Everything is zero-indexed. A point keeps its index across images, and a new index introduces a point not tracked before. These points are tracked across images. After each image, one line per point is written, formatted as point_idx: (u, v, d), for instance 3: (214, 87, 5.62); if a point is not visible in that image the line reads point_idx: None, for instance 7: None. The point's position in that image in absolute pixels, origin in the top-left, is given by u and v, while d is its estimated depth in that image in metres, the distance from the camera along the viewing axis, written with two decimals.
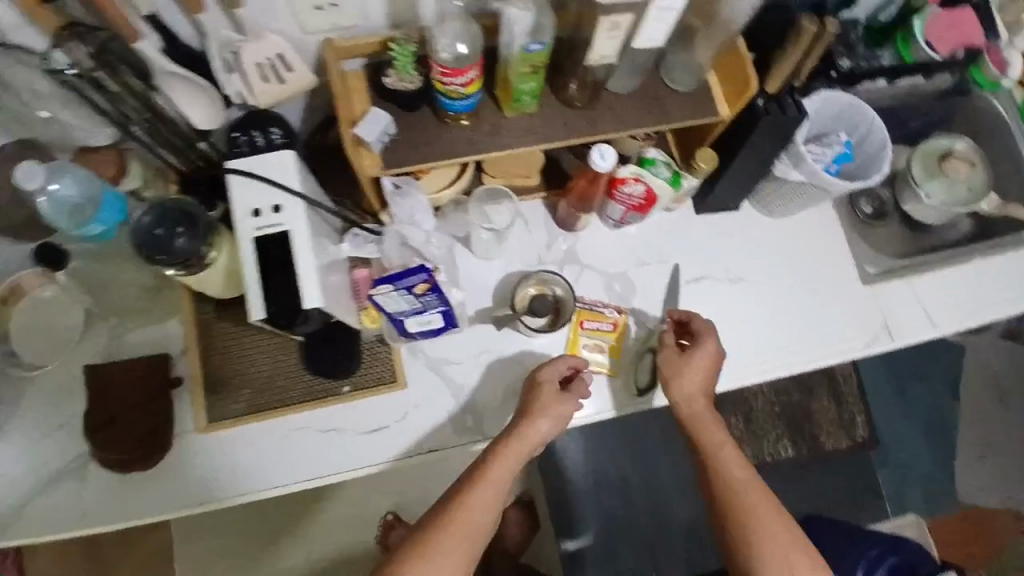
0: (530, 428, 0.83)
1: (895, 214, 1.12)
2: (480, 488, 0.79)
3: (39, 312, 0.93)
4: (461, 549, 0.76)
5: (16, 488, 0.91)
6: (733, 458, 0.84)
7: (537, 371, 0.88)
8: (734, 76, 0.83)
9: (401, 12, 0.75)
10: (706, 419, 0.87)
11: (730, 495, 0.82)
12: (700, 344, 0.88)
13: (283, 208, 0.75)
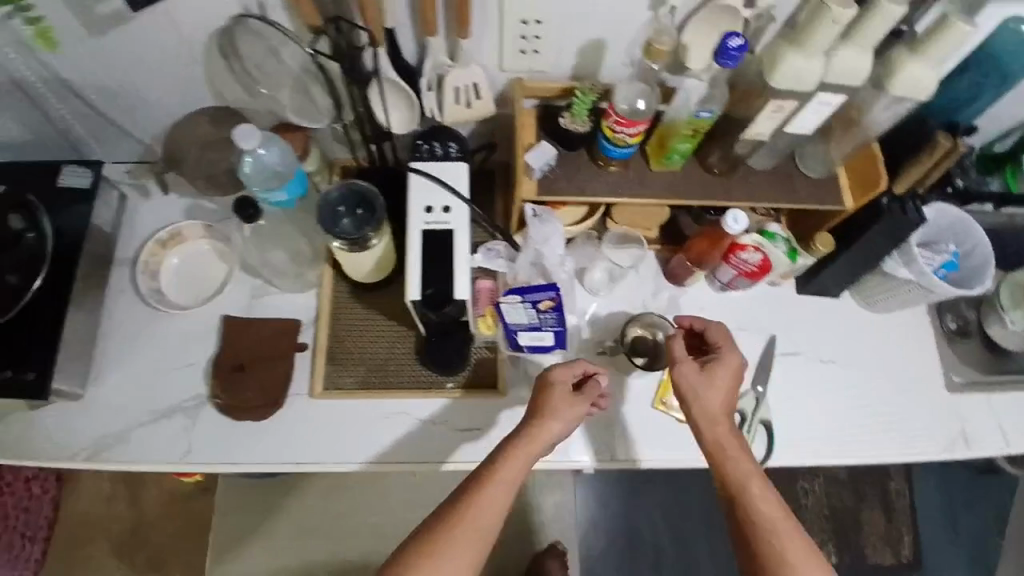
0: (542, 429, 0.79)
1: (978, 334, 1.15)
2: (489, 489, 0.74)
3: (192, 260, 1.03)
4: (467, 555, 0.71)
5: (133, 413, 0.98)
6: (756, 486, 0.75)
7: (550, 372, 0.84)
8: (863, 173, 0.91)
9: (585, 66, 0.87)
10: (729, 444, 0.79)
11: (756, 531, 0.73)
12: (721, 358, 0.84)
13: (451, 210, 0.85)
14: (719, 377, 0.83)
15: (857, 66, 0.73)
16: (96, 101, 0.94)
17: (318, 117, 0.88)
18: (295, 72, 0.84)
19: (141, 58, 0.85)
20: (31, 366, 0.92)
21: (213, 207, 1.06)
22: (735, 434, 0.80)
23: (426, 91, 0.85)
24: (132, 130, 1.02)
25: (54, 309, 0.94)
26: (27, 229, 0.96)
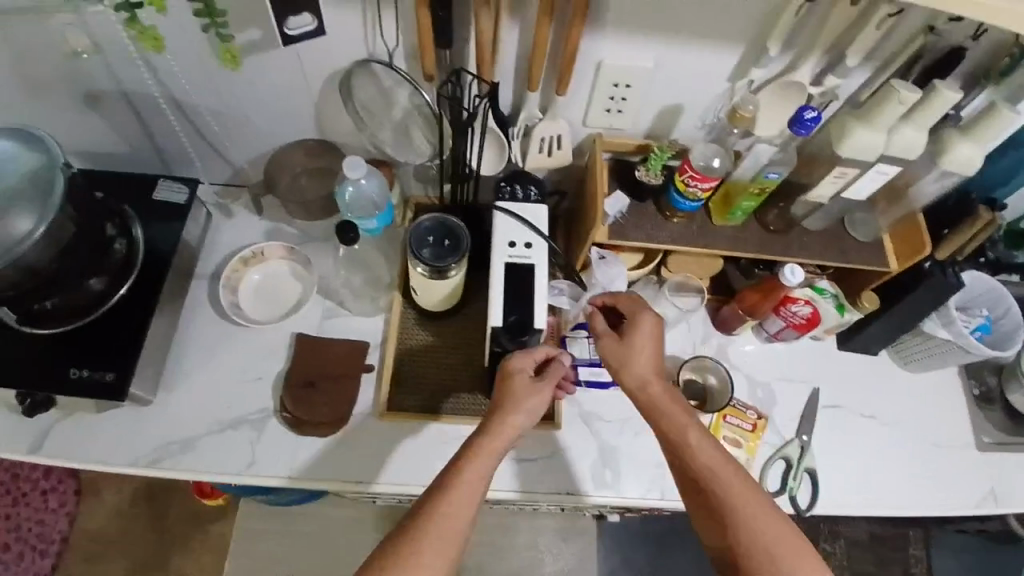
0: (504, 421, 0.79)
1: (1000, 401, 1.17)
2: (457, 493, 0.72)
3: (270, 278, 1.09)
4: (447, 550, 0.69)
5: (199, 422, 1.00)
6: (699, 443, 0.78)
7: (507, 363, 0.84)
8: (909, 240, 0.97)
9: (661, 127, 0.96)
10: (663, 402, 0.82)
11: (708, 484, 0.76)
12: (637, 321, 0.86)
13: (532, 246, 0.91)
14: (647, 342, 0.85)
15: (916, 143, 0.81)
16: (205, 124, 1.02)
17: (416, 153, 0.94)
18: (403, 112, 0.91)
19: (258, 88, 0.93)
20: (112, 367, 0.95)
21: (293, 230, 1.12)
22: (673, 398, 0.82)
23: (514, 138, 0.94)
24: (228, 153, 1.09)
25: (139, 314, 0.98)
26: (118, 236, 0.98)
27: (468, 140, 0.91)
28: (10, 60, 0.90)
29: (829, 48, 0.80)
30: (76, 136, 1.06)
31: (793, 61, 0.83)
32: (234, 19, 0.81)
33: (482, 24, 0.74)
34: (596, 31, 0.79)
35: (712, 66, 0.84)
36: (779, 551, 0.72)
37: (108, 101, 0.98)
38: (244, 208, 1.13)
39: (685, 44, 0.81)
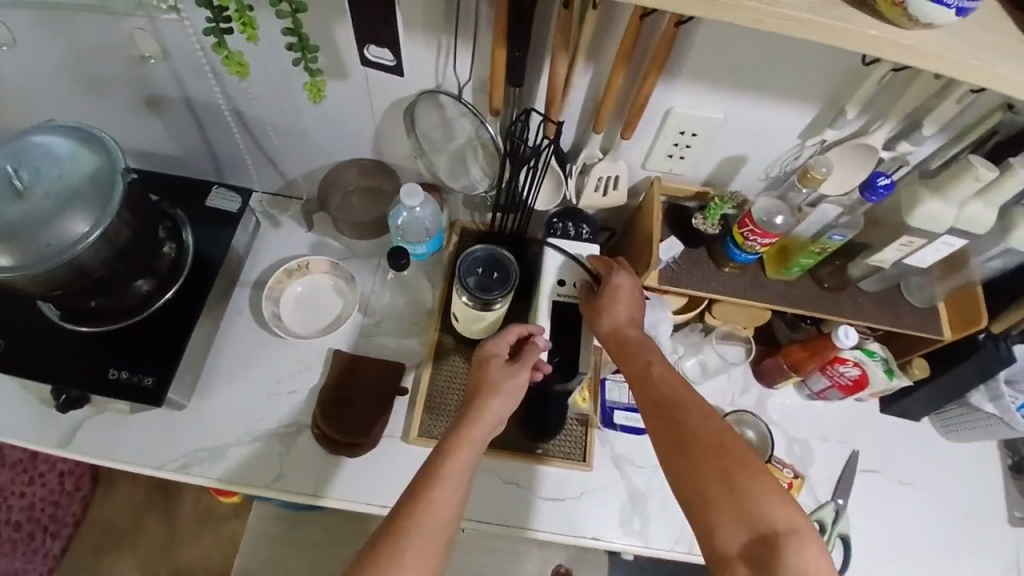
0: (484, 406, 0.78)
1: None
2: (442, 484, 0.70)
3: (313, 291, 1.09)
4: (435, 544, 0.67)
5: (229, 430, 1.00)
6: (658, 378, 0.77)
7: (485, 347, 0.84)
8: (965, 311, 0.94)
9: (721, 175, 0.94)
10: (631, 346, 0.81)
11: (665, 410, 0.74)
12: (613, 278, 0.86)
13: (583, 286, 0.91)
14: (619, 294, 0.85)
15: (985, 219, 0.79)
16: (263, 135, 1.03)
17: (470, 181, 0.94)
18: (462, 142, 0.91)
19: (323, 104, 0.93)
20: (151, 372, 0.95)
21: (338, 245, 1.12)
22: (637, 340, 0.82)
23: (570, 175, 0.93)
24: (281, 164, 1.09)
25: (184, 320, 0.99)
26: (168, 240, 1.00)
27: (525, 176, 0.90)
28: (82, 59, 0.91)
29: (907, 114, 0.78)
30: (135, 135, 1.07)
31: (866, 123, 0.82)
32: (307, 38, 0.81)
33: (556, 66, 0.74)
34: (669, 80, 0.78)
35: (783, 121, 0.83)
36: (731, 469, 0.68)
37: (168, 105, 0.99)
38: (292, 218, 1.14)
39: (759, 98, 0.79)
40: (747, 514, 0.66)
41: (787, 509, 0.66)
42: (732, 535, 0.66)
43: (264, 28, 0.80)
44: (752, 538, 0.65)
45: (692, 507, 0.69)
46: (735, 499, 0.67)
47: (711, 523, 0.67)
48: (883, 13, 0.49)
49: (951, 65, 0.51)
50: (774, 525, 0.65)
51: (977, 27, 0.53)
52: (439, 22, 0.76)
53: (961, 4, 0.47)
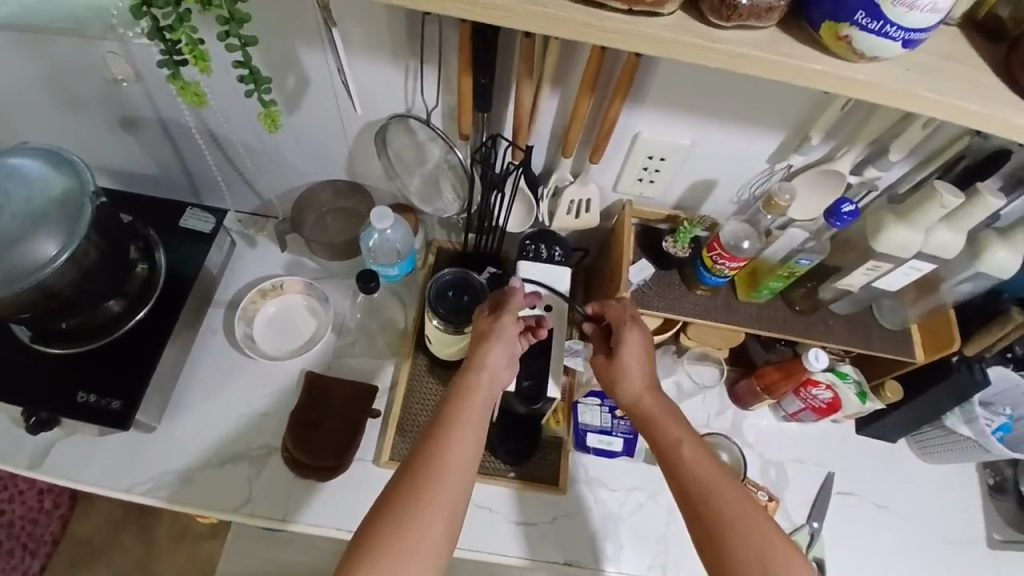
0: (485, 353, 0.77)
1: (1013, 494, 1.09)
2: (452, 439, 0.69)
3: (286, 311, 1.08)
4: (449, 503, 0.66)
5: (198, 453, 0.99)
6: (687, 459, 0.73)
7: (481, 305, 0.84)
8: (937, 333, 0.94)
9: (692, 200, 0.95)
10: (656, 416, 0.78)
11: (697, 496, 0.71)
12: (622, 338, 0.82)
13: (552, 308, 0.89)
14: (634, 357, 0.81)
15: (952, 244, 0.79)
16: (237, 156, 1.03)
17: (442, 206, 0.94)
18: (433, 166, 0.92)
19: (297, 127, 0.94)
20: (119, 395, 0.94)
21: (313, 265, 1.12)
22: (661, 413, 0.78)
23: (543, 198, 0.93)
24: (257, 184, 1.09)
25: (153, 342, 0.98)
26: (140, 259, 0.99)
27: (496, 199, 0.91)
28: (56, 79, 0.91)
29: (872, 140, 0.79)
30: (111, 154, 1.07)
31: (833, 149, 0.82)
32: (277, 62, 0.82)
33: (522, 94, 0.74)
34: (636, 105, 0.78)
35: (750, 147, 0.84)
36: (770, 563, 0.66)
37: (143, 126, 0.99)
38: (267, 238, 1.13)
39: (726, 124, 0.80)
40: None
41: None
42: None
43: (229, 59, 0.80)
44: None
45: None
46: None
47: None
48: (830, 48, 0.49)
49: (902, 100, 0.51)
50: None
51: (933, 57, 0.53)
52: (406, 47, 0.76)
53: (906, 37, 0.45)
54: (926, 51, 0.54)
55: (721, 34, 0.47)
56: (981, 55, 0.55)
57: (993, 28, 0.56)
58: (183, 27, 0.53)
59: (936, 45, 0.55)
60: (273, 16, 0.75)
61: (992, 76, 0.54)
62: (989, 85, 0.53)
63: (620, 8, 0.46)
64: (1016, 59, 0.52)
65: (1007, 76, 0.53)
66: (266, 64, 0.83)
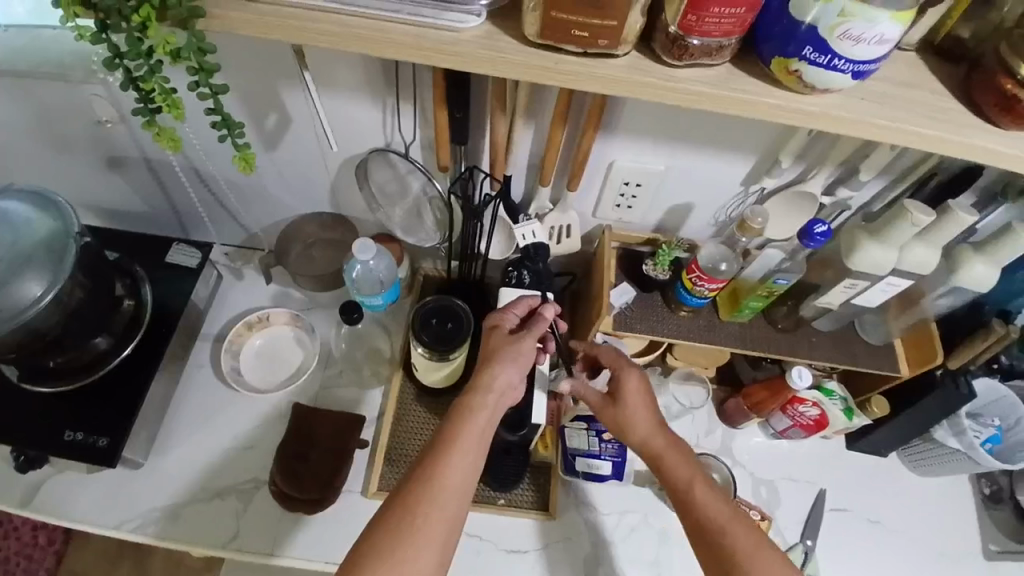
0: (494, 372, 0.77)
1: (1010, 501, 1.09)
2: (457, 456, 0.70)
3: (273, 343, 1.09)
4: (439, 528, 0.66)
5: (186, 488, 0.99)
6: (698, 497, 0.75)
7: (492, 316, 0.84)
8: (920, 347, 0.94)
9: (670, 223, 0.96)
10: (665, 454, 0.79)
11: (708, 533, 0.72)
12: (621, 381, 0.83)
13: None
14: (634, 400, 0.82)
15: (928, 261, 0.80)
16: (221, 191, 1.04)
17: (424, 236, 0.94)
18: (415, 197, 0.93)
19: (279, 163, 0.95)
20: (105, 433, 0.94)
21: (299, 296, 1.13)
22: (664, 451, 0.79)
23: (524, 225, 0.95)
24: (242, 218, 1.10)
25: (135, 379, 0.98)
26: (126, 296, 1.00)
27: (476, 229, 0.92)
28: (44, 123, 0.93)
29: (843, 161, 0.81)
30: (97, 193, 1.08)
31: (805, 172, 0.84)
32: (257, 101, 0.84)
33: (496, 127, 0.76)
34: (609, 134, 0.80)
35: (723, 172, 0.85)
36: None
37: (129, 166, 1.01)
38: (254, 270, 1.14)
39: (697, 150, 0.82)
40: None
41: None
42: None
43: (200, 108, 0.84)
44: None
45: None
46: None
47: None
48: (781, 82, 0.50)
49: (859, 128, 0.52)
50: None
51: (891, 85, 0.54)
52: (382, 85, 0.78)
53: (855, 68, 0.47)
54: (884, 79, 0.54)
55: (675, 73, 0.49)
56: (939, 78, 0.56)
57: (953, 50, 0.56)
58: (154, 79, 0.54)
59: (895, 71, 0.55)
60: (239, 64, 0.78)
61: (950, 99, 0.54)
62: (948, 109, 0.54)
63: (576, 51, 0.48)
64: (977, 82, 0.53)
65: (967, 99, 0.54)
66: (236, 110, 0.85)
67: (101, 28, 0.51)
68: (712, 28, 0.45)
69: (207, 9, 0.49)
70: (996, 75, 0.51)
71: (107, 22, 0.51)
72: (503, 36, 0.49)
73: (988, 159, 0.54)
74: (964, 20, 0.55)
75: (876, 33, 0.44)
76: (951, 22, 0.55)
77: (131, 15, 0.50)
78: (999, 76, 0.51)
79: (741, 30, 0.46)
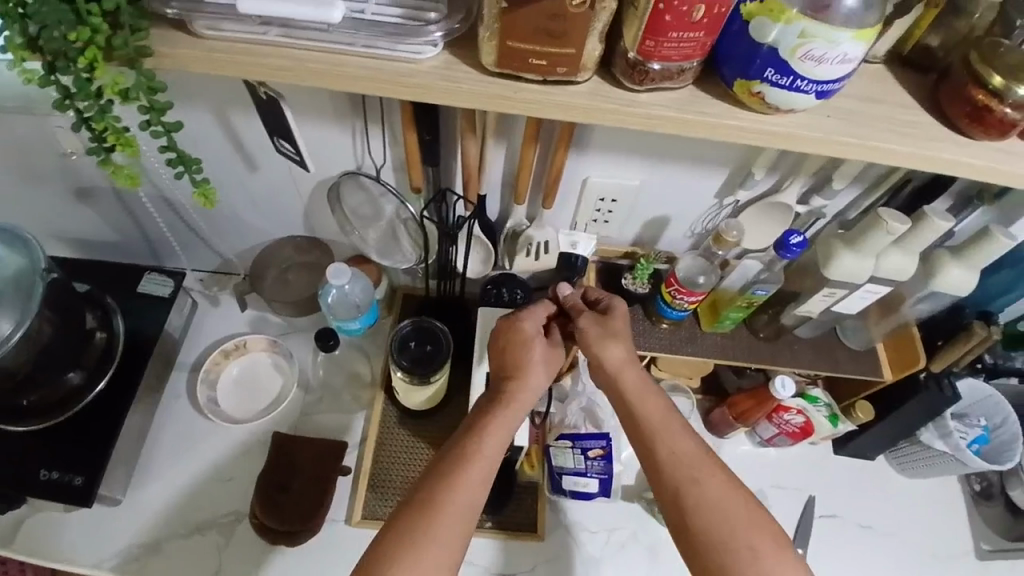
0: (524, 386, 0.77)
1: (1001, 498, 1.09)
2: (473, 467, 0.69)
3: (251, 370, 1.06)
4: (453, 543, 0.65)
5: (166, 523, 0.96)
6: (672, 432, 0.73)
7: (522, 324, 0.80)
8: (901, 351, 0.95)
9: (647, 236, 0.96)
10: (642, 387, 0.76)
11: (679, 467, 0.71)
12: (614, 306, 0.82)
13: None
14: (621, 324, 0.80)
15: (905, 267, 0.80)
16: (192, 219, 1.02)
17: (401, 258, 0.93)
18: (388, 219, 0.91)
19: (251, 189, 0.94)
20: (81, 470, 0.92)
21: (277, 321, 1.10)
22: (639, 392, 0.76)
23: (501, 242, 0.94)
24: (216, 244, 1.08)
25: (110, 414, 0.95)
26: (98, 328, 0.97)
27: (453, 249, 0.91)
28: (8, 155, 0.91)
29: (815, 170, 0.80)
30: (66, 224, 1.06)
31: (780, 181, 0.83)
32: (224, 131, 0.83)
33: (467, 148, 0.75)
34: (581, 150, 0.80)
35: (697, 184, 0.85)
36: (758, 545, 0.67)
37: (98, 197, 0.99)
38: (230, 296, 1.12)
39: (671, 164, 0.81)
40: None
41: None
42: None
43: (155, 149, 0.84)
44: None
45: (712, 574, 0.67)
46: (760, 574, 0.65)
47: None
48: (743, 102, 0.50)
49: (826, 145, 0.51)
50: None
51: (857, 100, 0.53)
52: (349, 110, 0.77)
53: (818, 89, 0.46)
54: (849, 95, 0.54)
55: (637, 97, 0.49)
56: (909, 90, 0.55)
57: (921, 61, 0.56)
58: (106, 119, 0.53)
59: (863, 85, 0.55)
60: (198, 91, 0.77)
61: (919, 111, 0.54)
62: (916, 122, 0.53)
63: (535, 79, 0.48)
64: (945, 93, 0.52)
65: (937, 111, 0.54)
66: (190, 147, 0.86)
67: (49, 70, 0.50)
68: (672, 52, 0.44)
69: (155, 48, 0.50)
70: (967, 85, 0.51)
71: (54, 64, 0.49)
72: (460, 66, 0.49)
73: (959, 171, 0.53)
74: (931, 29, 0.54)
75: (838, 53, 0.43)
76: (918, 33, 0.54)
77: (78, 58, 0.48)
78: (970, 87, 0.50)
79: (701, 54, 0.45)
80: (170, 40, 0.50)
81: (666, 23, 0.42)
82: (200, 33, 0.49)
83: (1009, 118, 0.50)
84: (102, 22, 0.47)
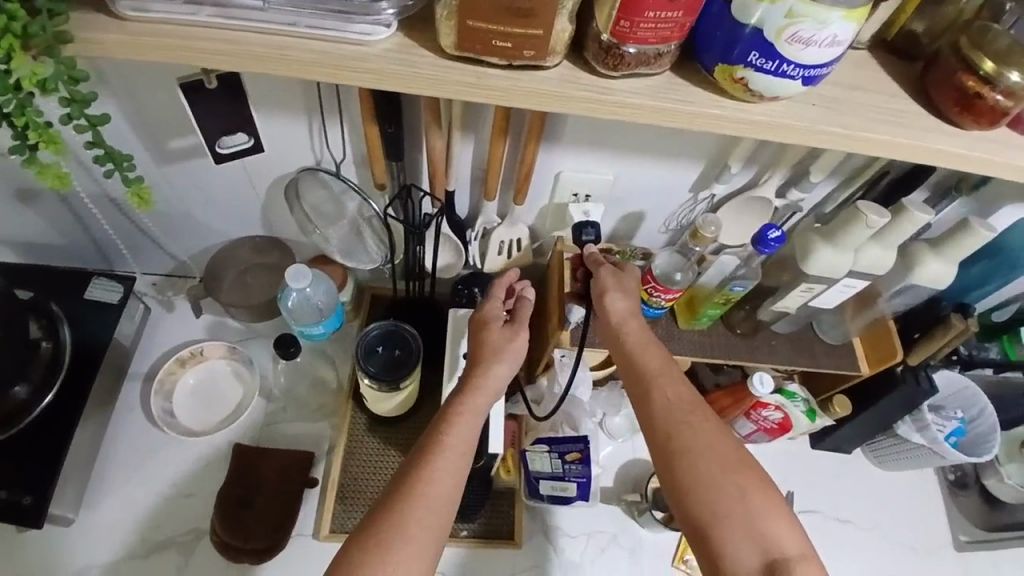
0: (484, 373, 0.72)
1: (975, 487, 1.11)
2: (441, 459, 0.65)
3: (208, 379, 1.00)
4: (423, 539, 0.61)
5: (121, 545, 0.90)
6: (667, 380, 0.71)
7: (482, 310, 0.78)
8: (879, 347, 0.93)
9: (622, 232, 0.93)
10: (642, 340, 0.75)
11: (673, 413, 0.69)
12: (628, 271, 0.81)
13: None
14: (625, 281, 0.79)
15: (883, 261, 0.78)
16: (141, 220, 0.96)
17: (365, 259, 0.87)
18: (352, 217, 0.86)
19: (203, 185, 0.88)
20: (29, 489, 0.85)
21: (236, 326, 1.05)
22: (638, 344, 0.75)
23: (472, 241, 0.90)
24: (169, 246, 1.02)
25: (59, 429, 0.88)
26: (42, 337, 0.89)
27: (420, 249, 0.87)
28: None
29: (793, 164, 0.79)
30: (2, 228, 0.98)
31: (756, 175, 0.82)
32: (173, 126, 0.77)
33: (432, 143, 0.71)
34: (552, 145, 0.77)
35: (674, 178, 0.82)
36: (749, 490, 0.66)
37: (41, 198, 0.91)
38: (186, 301, 1.06)
39: (647, 158, 0.79)
40: (759, 533, 0.64)
41: (793, 533, 0.65)
42: (741, 551, 0.63)
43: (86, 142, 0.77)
44: (764, 559, 0.63)
45: (700, 518, 0.65)
46: (747, 518, 0.64)
47: (719, 547, 0.64)
48: (725, 90, 0.47)
49: (808, 135, 0.49)
50: (783, 549, 0.64)
51: (841, 88, 0.51)
52: (308, 100, 0.73)
53: (805, 74, 0.44)
54: (834, 82, 0.51)
55: (611, 84, 0.46)
56: (894, 78, 0.53)
57: (906, 49, 0.53)
58: (27, 114, 0.47)
59: (847, 72, 0.52)
60: (140, 85, 0.71)
61: (906, 100, 0.51)
62: (904, 111, 0.51)
63: (502, 64, 0.45)
64: (933, 82, 0.50)
65: (924, 101, 0.52)
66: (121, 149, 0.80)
67: None
68: (648, 35, 0.42)
69: (77, 34, 0.46)
70: (957, 73, 0.48)
71: None
72: (417, 49, 0.47)
73: (948, 161, 0.51)
74: (917, 15, 0.52)
75: (828, 34, 0.40)
76: (905, 17, 0.52)
77: None
78: (959, 74, 0.48)
79: (679, 37, 0.43)
80: (92, 25, 0.46)
81: (642, 1, 0.39)
82: (123, 14, 0.46)
83: (1001, 106, 0.48)
84: (16, 5, 0.42)
